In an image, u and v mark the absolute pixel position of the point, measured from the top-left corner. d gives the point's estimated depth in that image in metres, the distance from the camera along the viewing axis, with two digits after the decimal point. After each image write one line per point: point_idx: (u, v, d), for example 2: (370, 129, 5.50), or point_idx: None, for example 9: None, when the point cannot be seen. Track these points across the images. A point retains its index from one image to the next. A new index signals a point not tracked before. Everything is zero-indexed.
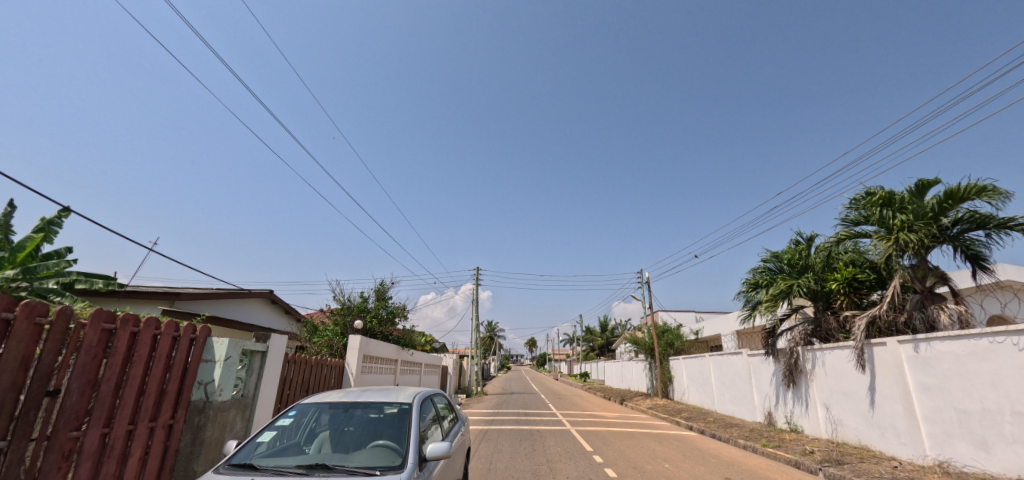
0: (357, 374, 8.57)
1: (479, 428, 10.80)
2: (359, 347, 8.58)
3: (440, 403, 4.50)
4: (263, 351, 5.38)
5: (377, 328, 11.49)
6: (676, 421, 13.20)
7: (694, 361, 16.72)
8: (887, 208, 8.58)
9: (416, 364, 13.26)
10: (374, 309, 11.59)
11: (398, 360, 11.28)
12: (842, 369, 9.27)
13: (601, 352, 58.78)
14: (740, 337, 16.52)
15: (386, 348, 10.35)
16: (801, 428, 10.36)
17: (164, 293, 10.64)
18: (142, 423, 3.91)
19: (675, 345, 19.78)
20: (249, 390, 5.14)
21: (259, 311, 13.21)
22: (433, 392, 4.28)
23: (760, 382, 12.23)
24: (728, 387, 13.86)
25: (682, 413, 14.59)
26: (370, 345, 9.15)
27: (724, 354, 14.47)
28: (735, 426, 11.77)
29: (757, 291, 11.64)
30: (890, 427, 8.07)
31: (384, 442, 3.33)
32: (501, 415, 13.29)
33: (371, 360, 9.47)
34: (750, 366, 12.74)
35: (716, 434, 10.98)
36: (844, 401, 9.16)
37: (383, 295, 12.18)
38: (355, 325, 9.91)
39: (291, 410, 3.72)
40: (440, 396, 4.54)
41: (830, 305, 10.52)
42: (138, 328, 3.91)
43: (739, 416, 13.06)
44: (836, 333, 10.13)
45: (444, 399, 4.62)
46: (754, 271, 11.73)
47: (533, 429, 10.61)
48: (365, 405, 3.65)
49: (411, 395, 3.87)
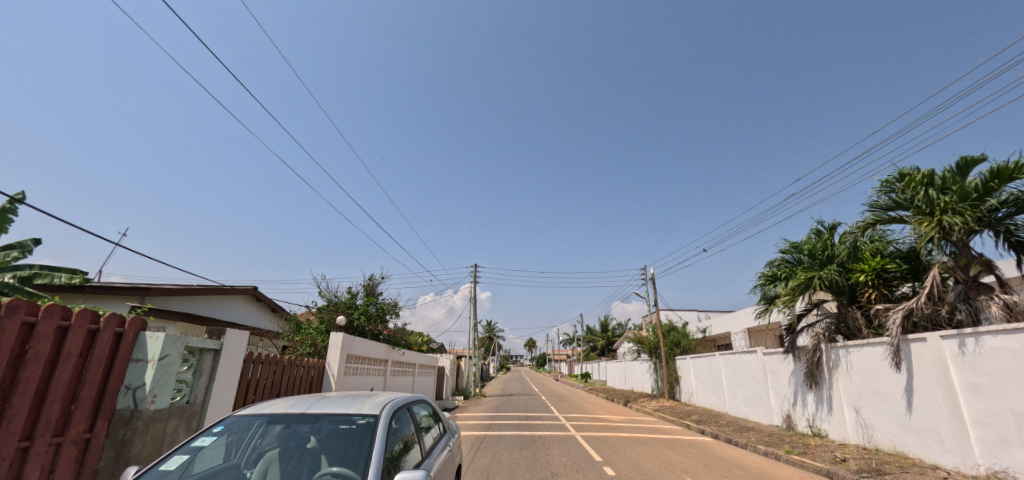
0: (340, 376, 7.70)
1: (476, 434, 9.93)
2: (342, 346, 7.70)
3: (422, 411, 3.65)
4: (215, 350, 4.55)
5: (365, 326, 10.64)
6: (687, 425, 12.35)
7: (704, 360, 15.88)
8: (931, 188, 7.85)
9: (409, 364, 12.39)
10: (363, 306, 10.72)
11: (388, 361, 10.40)
12: (873, 368, 8.46)
13: (602, 353, 57.92)
14: (751, 335, 15.68)
15: (375, 348, 9.45)
16: (826, 433, 9.53)
17: (134, 289, 9.79)
18: (42, 439, 3.06)
19: (682, 344, 18.93)
20: (197, 396, 4.32)
21: (241, 308, 12.36)
22: (411, 398, 3.41)
23: (777, 383, 11.41)
24: (742, 388, 13.03)
25: (692, 415, 13.74)
26: (355, 343, 8.28)
27: (736, 353, 13.62)
28: (752, 430, 10.92)
29: (774, 284, 10.81)
30: (932, 433, 7.26)
31: (345, 468, 2.46)
32: (500, 419, 12.43)
33: (357, 361, 8.59)
34: (766, 365, 11.90)
35: (733, 439, 10.14)
36: (875, 403, 8.36)
37: (373, 291, 11.31)
38: (339, 322, 9.02)
39: (218, 425, 2.83)
40: (421, 402, 3.68)
41: (855, 299, 9.67)
42: (35, 318, 3.09)
43: (754, 419, 12.25)
44: (863, 329, 9.30)
45: (427, 406, 3.78)
46: (772, 263, 10.93)
47: (534, 435, 9.74)
48: (330, 413, 2.78)
49: (383, 400, 3.00)
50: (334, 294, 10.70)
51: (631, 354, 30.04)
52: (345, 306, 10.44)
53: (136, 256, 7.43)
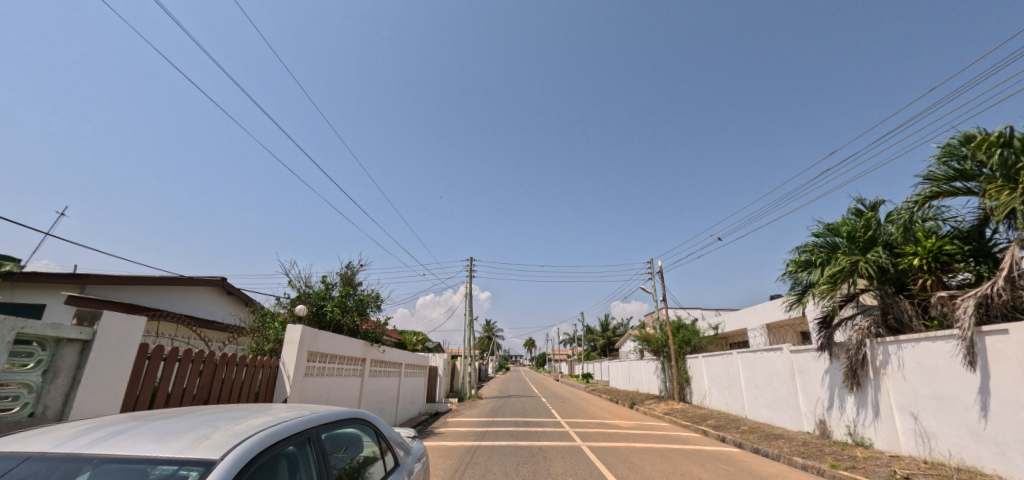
0: (299, 379, 6.31)
1: (466, 445, 8.52)
2: (301, 341, 6.30)
3: (347, 438, 2.30)
4: (84, 343, 3.29)
5: (339, 320, 9.27)
6: (705, 432, 11.03)
7: (719, 360, 14.55)
8: (1010, 150, 6.55)
9: (393, 364, 11.06)
10: (338, 297, 9.38)
11: (366, 360, 9.04)
12: (935, 367, 7.16)
13: (603, 352, 56.60)
14: (770, 332, 14.37)
15: (348, 345, 8.06)
16: (872, 443, 8.22)
17: (71, 277, 8.44)
18: None
19: (692, 343, 17.57)
20: (47, 407, 3.00)
21: (208, 302, 11.04)
22: (322, 422, 2.06)
23: (808, 384, 10.11)
24: (764, 390, 11.74)
25: (708, 420, 12.39)
26: (320, 338, 6.88)
27: (757, 351, 12.31)
28: (781, 438, 9.59)
29: (807, 272, 9.56)
30: (1017, 446, 5.94)
31: None
32: (496, 425, 11.02)
33: (324, 359, 7.20)
34: (795, 365, 10.58)
35: (763, 450, 8.80)
36: (937, 408, 7.08)
37: (350, 280, 9.94)
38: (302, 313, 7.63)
39: None
40: (347, 423, 2.36)
41: (903, 288, 8.39)
42: None
43: (779, 424, 10.96)
44: (915, 321, 8.02)
45: (361, 428, 2.44)
46: (803, 248, 9.68)
47: (534, 445, 8.39)
48: (143, 453, 1.34)
49: (244, 433, 1.57)
50: (304, 284, 9.35)
51: (636, 353, 28.65)
52: (317, 296, 9.09)
53: (48, 236, 6.09)
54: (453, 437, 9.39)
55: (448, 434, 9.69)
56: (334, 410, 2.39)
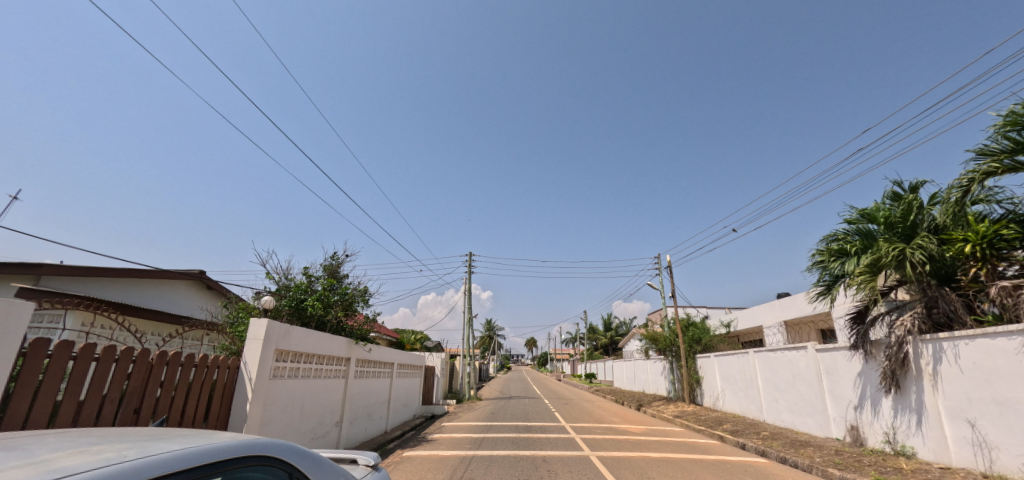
0: (267, 381, 5.45)
1: (460, 455, 7.60)
2: (267, 338, 5.39)
3: None
4: None
5: (322, 315, 8.40)
6: (723, 438, 10.15)
7: (733, 359, 13.63)
8: None
9: (384, 364, 10.19)
10: (321, 290, 8.51)
11: (351, 360, 8.16)
12: (996, 367, 6.26)
13: (606, 351, 55.75)
14: (786, 329, 13.49)
15: (329, 343, 7.17)
16: (915, 452, 7.36)
17: (23, 267, 7.57)
18: None
19: (703, 341, 16.66)
20: None
21: (184, 296, 10.19)
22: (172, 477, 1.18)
23: (837, 386, 9.21)
24: (785, 391, 10.85)
25: (724, 425, 11.49)
26: (293, 334, 6.00)
27: (776, 351, 11.41)
28: (809, 446, 8.69)
29: (840, 262, 8.69)
30: None
31: None
32: (495, 431, 10.09)
33: (299, 359, 6.33)
34: (821, 365, 9.69)
35: (792, 459, 7.92)
36: (998, 414, 6.18)
37: (335, 272, 9.07)
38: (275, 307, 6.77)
39: None
40: (233, 465, 1.41)
41: (951, 279, 7.50)
42: None
43: (803, 429, 10.08)
44: (965, 316, 7.13)
45: (266, 471, 1.54)
46: (835, 236, 8.81)
47: (537, 455, 7.53)
48: None
49: None
50: (283, 276, 8.49)
51: (640, 353, 27.68)
52: (297, 289, 8.22)
53: None
54: (447, 445, 8.46)
55: (442, 442, 8.76)
56: (216, 442, 1.44)
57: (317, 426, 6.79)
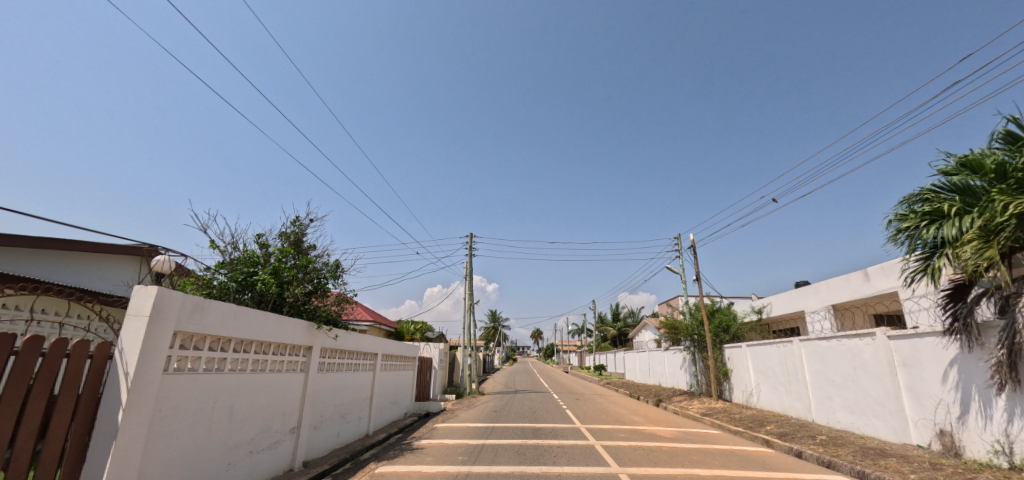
0: (160, 377, 3.75)
1: (450, 472, 5.85)
2: (158, 315, 3.68)
3: None
4: None
5: (278, 294, 6.73)
6: (769, 443, 8.47)
7: (772, 349, 11.82)
8: None
9: (364, 355, 8.53)
10: (275, 263, 6.81)
11: (314, 349, 6.46)
12: None
13: (615, 342, 54.13)
14: (835, 315, 11.67)
15: (277, 327, 5.50)
16: None
17: None
18: None
19: (731, 329, 14.85)
20: None
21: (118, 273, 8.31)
22: None
23: (921, 381, 7.42)
24: (845, 387, 9.05)
25: (766, 425, 9.75)
26: (207, 312, 4.28)
27: (831, 339, 9.61)
28: (888, 455, 6.97)
29: (931, 225, 6.89)
30: None
31: None
32: (497, 435, 8.34)
33: (223, 346, 4.62)
34: (897, 356, 7.92)
35: (873, 474, 6.19)
36: None
37: (298, 241, 7.37)
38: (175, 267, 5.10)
39: None
40: None
41: None
42: None
43: (870, 433, 8.33)
44: None
45: None
46: (925, 194, 7.05)
47: (550, 472, 5.80)
48: None
49: None
50: (231, 246, 6.80)
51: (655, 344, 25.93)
52: (245, 261, 6.55)
53: None
54: (434, 456, 6.70)
55: (430, 451, 7.03)
56: None
57: (259, 435, 5.15)
